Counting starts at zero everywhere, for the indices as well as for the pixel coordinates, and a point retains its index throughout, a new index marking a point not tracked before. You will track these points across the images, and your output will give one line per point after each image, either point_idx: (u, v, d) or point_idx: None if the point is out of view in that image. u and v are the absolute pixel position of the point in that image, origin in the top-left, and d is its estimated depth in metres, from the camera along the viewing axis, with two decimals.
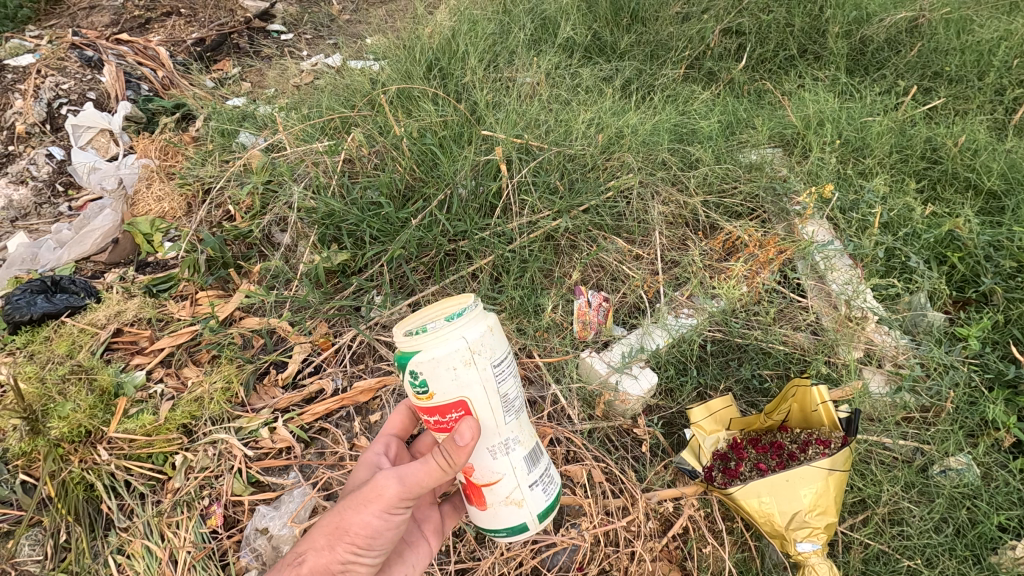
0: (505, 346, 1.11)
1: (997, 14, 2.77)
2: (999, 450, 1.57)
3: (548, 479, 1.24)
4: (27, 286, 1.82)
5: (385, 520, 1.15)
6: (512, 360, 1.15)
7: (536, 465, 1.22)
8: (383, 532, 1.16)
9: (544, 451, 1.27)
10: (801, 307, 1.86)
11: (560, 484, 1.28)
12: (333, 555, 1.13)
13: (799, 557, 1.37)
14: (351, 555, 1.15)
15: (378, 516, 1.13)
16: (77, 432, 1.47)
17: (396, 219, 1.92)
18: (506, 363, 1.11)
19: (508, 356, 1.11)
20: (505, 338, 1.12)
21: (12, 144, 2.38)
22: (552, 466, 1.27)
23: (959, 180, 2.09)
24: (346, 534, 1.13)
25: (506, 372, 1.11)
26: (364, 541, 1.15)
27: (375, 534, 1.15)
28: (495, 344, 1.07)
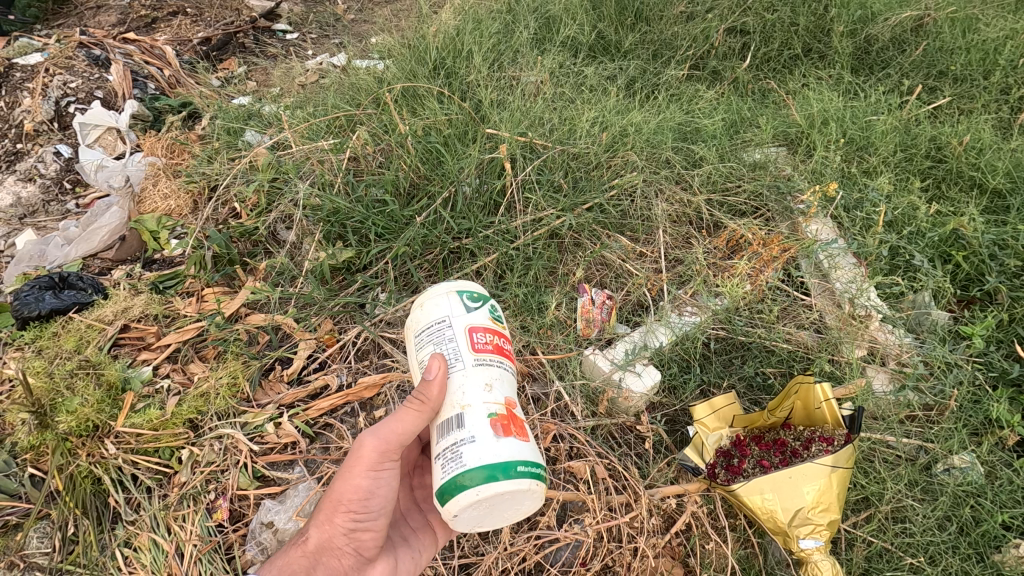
0: (432, 318, 1.22)
1: (1003, 13, 2.76)
2: (1003, 449, 1.57)
3: (451, 457, 1.08)
4: (35, 283, 1.83)
5: (375, 479, 1.21)
6: (437, 331, 1.21)
7: (448, 434, 1.11)
8: (377, 490, 1.21)
9: (467, 425, 1.10)
10: (804, 305, 1.87)
11: (466, 470, 1.05)
12: (335, 527, 1.20)
13: (802, 553, 1.37)
14: (352, 523, 1.21)
15: (365, 477, 1.19)
16: (85, 425, 1.50)
17: (400, 217, 1.92)
18: (426, 334, 1.22)
19: (426, 327, 1.22)
20: (438, 312, 1.23)
21: (21, 142, 2.40)
22: (468, 444, 1.08)
23: (964, 178, 2.09)
24: (339, 504, 1.19)
25: (425, 340, 1.22)
26: (359, 504, 1.20)
27: (368, 495, 1.21)
28: (421, 317, 1.25)
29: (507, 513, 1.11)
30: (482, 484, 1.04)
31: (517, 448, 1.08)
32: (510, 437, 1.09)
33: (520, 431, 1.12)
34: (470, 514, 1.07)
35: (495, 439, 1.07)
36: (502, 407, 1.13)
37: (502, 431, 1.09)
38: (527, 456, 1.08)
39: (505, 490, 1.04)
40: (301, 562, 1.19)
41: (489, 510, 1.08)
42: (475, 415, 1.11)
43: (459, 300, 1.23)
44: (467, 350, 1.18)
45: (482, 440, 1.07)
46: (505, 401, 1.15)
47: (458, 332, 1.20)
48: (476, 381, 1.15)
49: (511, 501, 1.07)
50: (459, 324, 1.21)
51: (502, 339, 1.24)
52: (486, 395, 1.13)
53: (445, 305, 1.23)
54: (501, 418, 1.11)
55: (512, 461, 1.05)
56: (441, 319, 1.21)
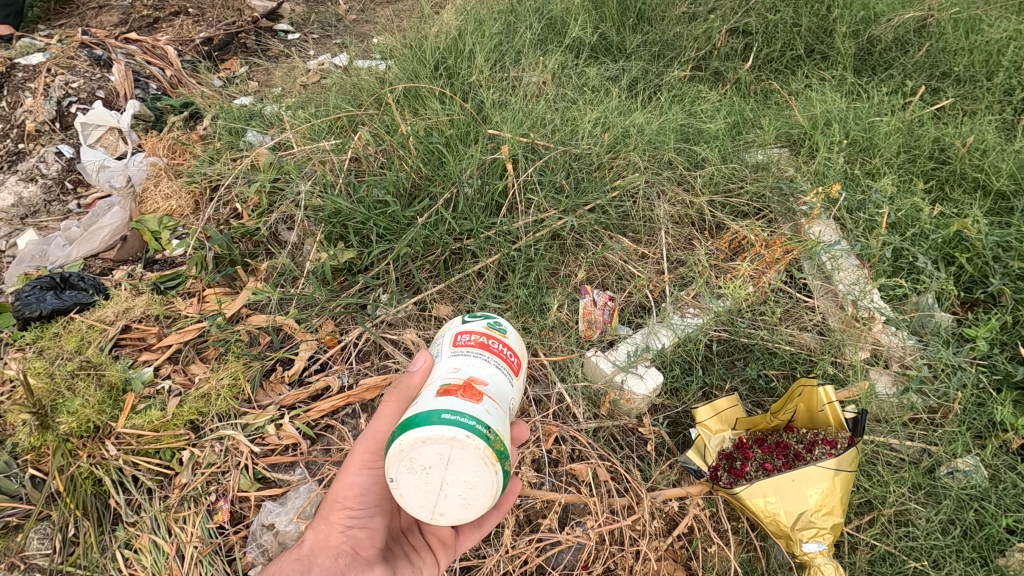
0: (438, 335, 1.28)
1: (1007, 14, 2.75)
2: (1008, 452, 1.56)
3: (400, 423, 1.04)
4: (37, 283, 1.84)
5: (370, 477, 1.21)
6: (435, 342, 1.25)
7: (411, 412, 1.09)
8: (371, 488, 1.21)
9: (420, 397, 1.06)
10: (807, 307, 1.87)
11: (398, 427, 1.00)
12: (330, 525, 1.18)
13: (805, 556, 1.36)
14: (348, 520, 1.19)
15: (360, 474, 1.20)
16: (86, 426, 1.50)
17: (402, 218, 1.92)
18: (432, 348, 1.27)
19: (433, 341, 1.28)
20: (441, 329, 1.27)
21: (23, 142, 2.40)
22: (410, 408, 1.03)
23: (968, 180, 2.08)
24: (335, 502, 1.19)
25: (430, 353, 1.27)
26: (354, 500, 1.20)
27: (362, 492, 1.21)
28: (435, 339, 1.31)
29: (458, 488, 0.97)
30: (406, 437, 0.96)
31: (449, 401, 0.98)
32: (449, 396, 1.00)
33: (468, 394, 1.01)
34: (409, 480, 0.97)
35: (431, 397, 1.01)
36: (459, 379, 1.05)
37: (443, 391, 1.02)
38: (460, 411, 0.97)
39: (424, 438, 0.94)
40: (293, 565, 1.13)
41: (430, 477, 0.97)
42: (429, 387, 1.06)
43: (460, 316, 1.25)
44: (446, 345, 1.16)
45: (420, 401, 1.02)
46: (467, 378, 1.06)
47: (448, 337, 1.20)
48: (446, 366, 1.11)
49: (445, 462, 0.95)
50: (451, 330, 1.21)
51: (495, 341, 1.17)
52: (447, 372, 1.08)
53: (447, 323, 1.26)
54: (450, 385, 1.03)
55: (435, 411, 0.96)
56: (442, 334, 1.25)
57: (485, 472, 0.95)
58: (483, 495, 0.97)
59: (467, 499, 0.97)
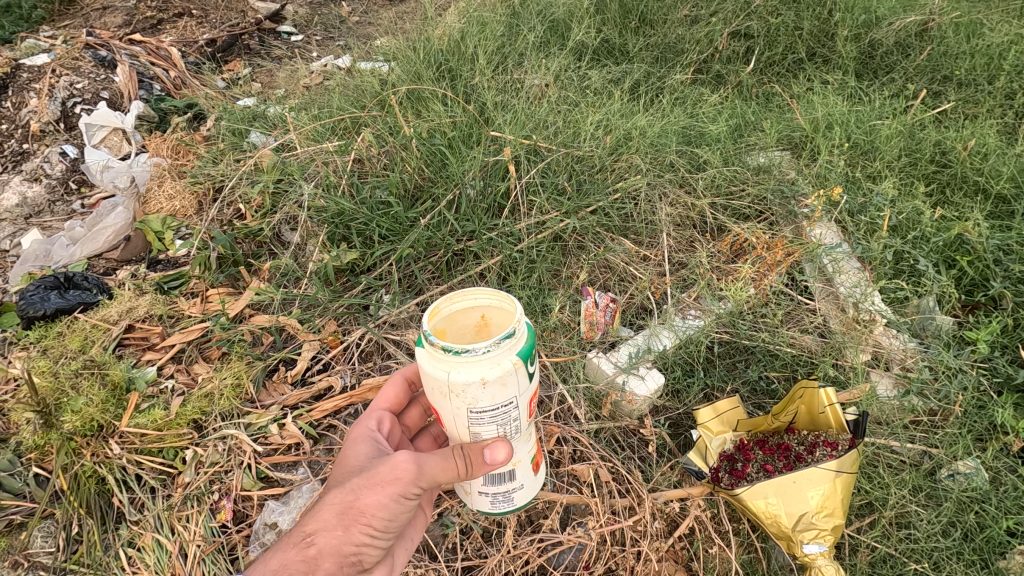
0: (496, 401, 0.98)
1: (1008, 18, 2.76)
2: (1009, 454, 1.55)
3: (502, 500, 1.16)
4: (41, 283, 1.85)
5: (400, 505, 1.10)
6: (503, 414, 1.01)
7: (498, 484, 1.13)
8: (399, 515, 1.12)
9: (517, 477, 1.14)
10: (808, 309, 1.88)
11: (514, 508, 1.19)
12: (347, 536, 1.08)
13: (806, 558, 1.36)
14: (365, 536, 1.09)
15: (394, 500, 1.09)
16: (89, 425, 1.51)
17: (404, 219, 1.93)
18: (489, 415, 1.00)
19: (490, 408, 0.98)
20: (504, 394, 0.97)
21: (27, 142, 2.42)
22: (519, 490, 1.17)
23: (969, 184, 2.08)
24: (361, 515, 1.08)
25: (486, 420, 1.01)
26: (379, 523, 1.09)
27: (391, 517, 1.10)
28: (480, 397, 0.96)
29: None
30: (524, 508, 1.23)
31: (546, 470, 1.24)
32: (541, 466, 1.22)
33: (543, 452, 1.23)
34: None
35: (535, 478, 1.20)
36: (539, 444, 1.19)
37: (538, 466, 1.20)
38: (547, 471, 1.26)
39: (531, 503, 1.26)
40: (298, 566, 1.04)
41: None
42: (523, 468, 1.14)
43: (526, 372, 0.98)
44: (526, 421, 1.07)
45: (527, 484, 1.18)
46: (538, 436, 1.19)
47: (523, 408, 1.03)
48: (526, 441, 1.11)
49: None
50: (526, 400, 1.02)
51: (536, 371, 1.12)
52: (532, 446, 1.14)
53: (512, 385, 0.98)
54: (538, 456, 1.19)
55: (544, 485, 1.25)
56: (507, 402, 0.99)
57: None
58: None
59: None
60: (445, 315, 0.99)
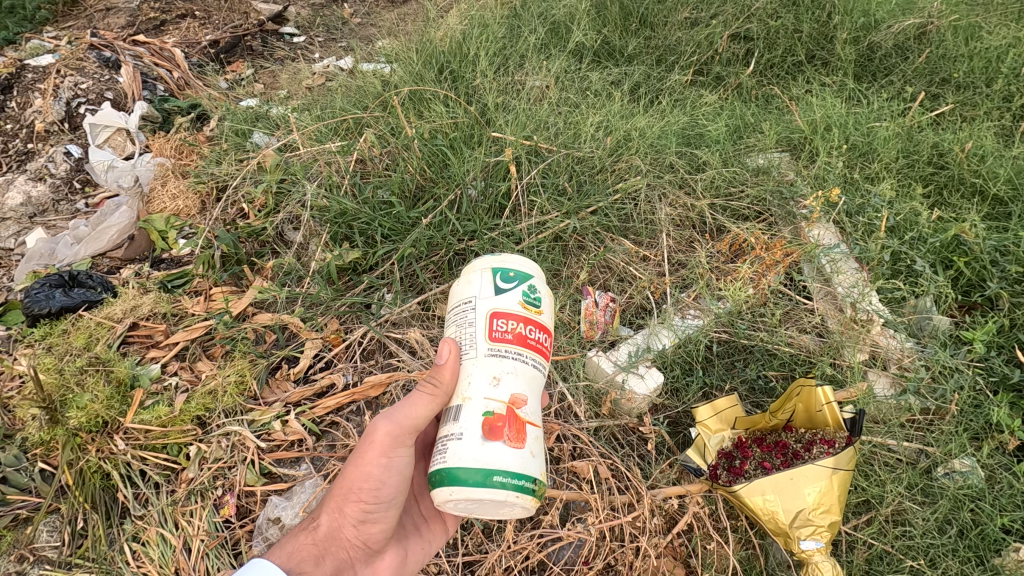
0: (461, 300, 1.18)
1: (1007, 21, 2.78)
2: (1003, 453, 1.57)
3: (440, 449, 1.08)
4: (46, 280, 1.87)
5: (386, 468, 1.20)
6: (462, 313, 1.16)
7: (445, 426, 1.12)
8: (387, 482, 1.21)
9: (460, 419, 1.09)
10: (806, 309, 1.90)
11: (446, 468, 1.05)
12: (345, 516, 1.21)
13: (803, 554, 1.38)
14: (362, 512, 1.21)
15: (377, 465, 1.19)
16: (94, 421, 1.53)
17: (406, 219, 1.95)
18: (453, 312, 1.19)
19: (456, 303, 1.19)
20: (467, 292, 1.17)
21: (32, 142, 2.44)
22: (455, 443, 1.06)
23: (966, 186, 2.10)
24: (350, 492, 1.20)
25: (452, 319, 1.19)
26: (369, 493, 1.21)
27: (378, 485, 1.21)
28: (455, 294, 1.21)
29: (497, 516, 1.10)
30: (459, 487, 1.03)
31: (501, 455, 1.03)
32: (497, 441, 1.05)
33: (513, 435, 1.07)
34: (451, 509, 1.08)
35: (478, 441, 1.05)
36: (502, 407, 1.09)
37: (490, 435, 1.05)
38: (509, 467, 1.03)
39: (476, 496, 1.02)
40: (308, 549, 1.19)
41: (477, 506, 1.07)
42: (471, 410, 1.09)
43: (490, 279, 1.15)
44: (482, 338, 1.13)
45: (467, 439, 1.05)
46: (509, 403, 1.09)
47: (480, 315, 1.14)
48: (482, 372, 1.11)
49: (491, 507, 1.06)
50: (482, 308, 1.14)
51: (529, 327, 1.14)
52: (488, 388, 1.10)
53: (474, 285, 1.16)
54: (494, 419, 1.07)
55: (491, 470, 1.02)
56: (467, 300, 1.16)
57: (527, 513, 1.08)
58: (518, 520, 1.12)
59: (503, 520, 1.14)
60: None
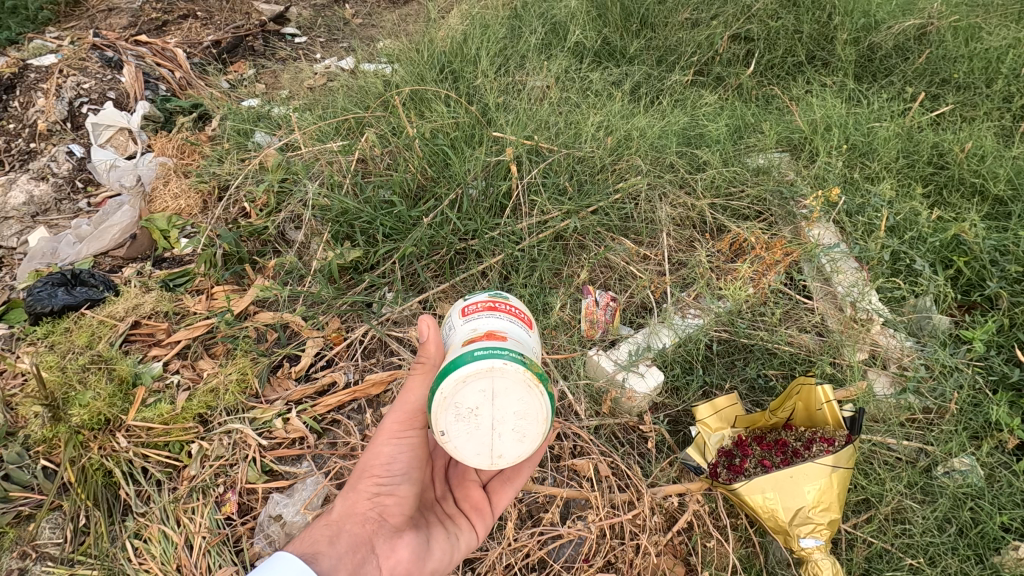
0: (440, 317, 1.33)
1: (1007, 22, 2.78)
2: (1003, 452, 1.58)
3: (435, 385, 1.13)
4: (49, 279, 1.87)
5: (397, 447, 1.22)
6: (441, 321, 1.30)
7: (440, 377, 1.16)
8: (400, 457, 1.23)
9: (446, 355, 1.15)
10: (806, 308, 1.90)
11: (438, 383, 1.08)
12: (358, 493, 1.19)
13: (803, 552, 1.39)
14: (376, 488, 1.20)
15: (387, 443, 1.22)
16: (97, 419, 1.54)
17: (407, 218, 1.96)
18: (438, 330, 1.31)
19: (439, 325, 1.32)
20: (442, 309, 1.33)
21: (34, 141, 2.45)
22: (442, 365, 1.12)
23: (966, 186, 2.11)
24: (364, 469, 1.21)
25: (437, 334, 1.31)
26: (382, 469, 1.21)
27: (390, 461, 1.22)
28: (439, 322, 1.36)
29: (509, 420, 1.06)
30: (447, 383, 1.05)
31: (479, 345, 1.09)
32: (475, 341, 1.10)
33: (491, 336, 1.11)
34: (458, 429, 1.06)
35: (458, 348, 1.11)
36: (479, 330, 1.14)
37: (468, 341, 1.11)
38: (490, 348, 1.07)
39: (465, 378, 1.04)
40: (323, 531, 1.14)
41: (478, 408, 1.05)
42: (452, 346, 1.15)
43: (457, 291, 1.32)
44: (455, 314, 1.22)
45: (451, 355, 1.11)
46: (486, 328, 1.15)
47: (452, 308, 1.27)
48: (459, 329, 1.19)
49: (491, 398, 1.04)
50: (454, 305, 1.26)
51: (499, 302, 1.21)
52: (464, 330, 1.16)
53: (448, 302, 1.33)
54: (471, 335, 1.13)
55: (470, 353, 1.06)
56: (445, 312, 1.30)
57: (529, 395, 1.05)
58: (534, 420, 1.06)
59: (520, 432, 1.07)
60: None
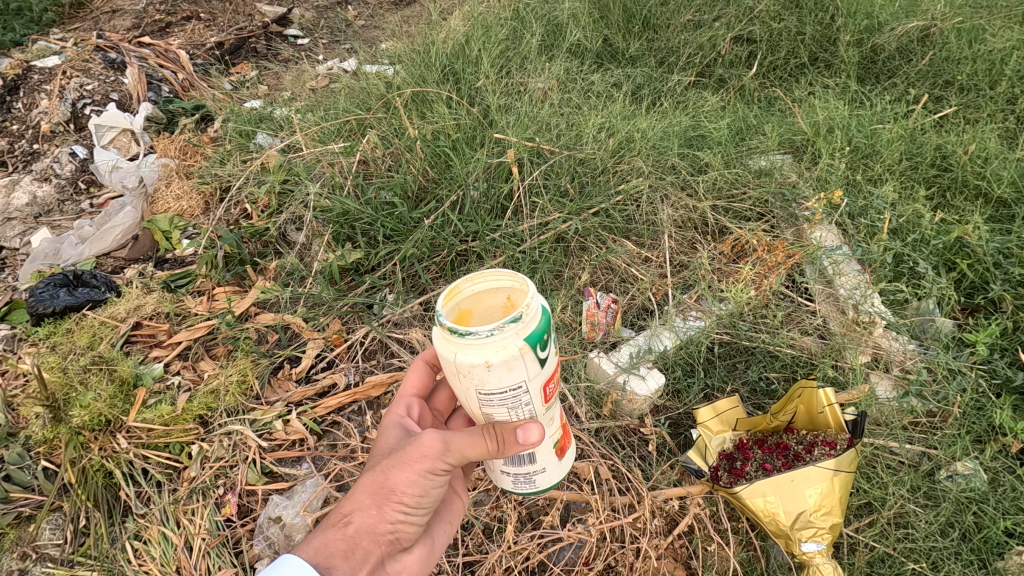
0: (505, 385, 0.94)
1: (1010, 23, 2.77)
2: (1007, 455, 1.56)
3: (524, 480, 1.13)
4: (51, 280, 1.88)
5: (432, 479, 1.10)
6: (513, 398, 0.97)
7: (519, 466, 1.11)
8: (432, 488, 1.11)
9: (538, 460, 1.10)
10: (809, 311, 1.89)
11: (540, 491, 1.16)
12: (383, 515, 1.08)
13: (804, 556, 1.38)
14: (401, 513, 1.09)
15: (424, 475, 1.08)
16: (97, 420, 1.55)
17: (409, 220, 1.97)
18: (496, 398, 0.96)
19: (498, 390, 0.95)
20: (512, 379, 0.94)
21: (38, 142, 2.45)
22: (542, 474, 1.13)
23: (970, 187, 2.09)
24: (393, 492, 1.08)
25: (495, 402, 0.98)
26: (412, 499, 1.09)
27: (423, 492, 1.10)
28: (487, 380, 0.93)
29: None
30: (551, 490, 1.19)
31: (573, 456, 1.19)
32: (568, 450, 1.17)
33: (571, 435, 1.18)
34: None
35: (558, 462, 1.15)
36: (562, 429, 1.13)
37: (562, 452, 1.15)
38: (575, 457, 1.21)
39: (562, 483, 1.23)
40: (338, 545, 1.05)
41: None
42: (545, 452, 1.10)
43: (535, 357, 0.93)
44: (541, 405, 1.03)
45: (552, 469, 1.13)
46: (562, 420, 1.14)
47: (536, 394, 0.99)
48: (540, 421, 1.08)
49: None
50: (537, 386, 0.98)
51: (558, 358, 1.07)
52: (552, 430, 1.09)
53: (520, 370, 0.93)
54: (561, 442, 1.14)
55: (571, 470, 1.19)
56: (517, 386, 0.95)
57: None
58: None
59: None
60: (470, 303, 0.96)
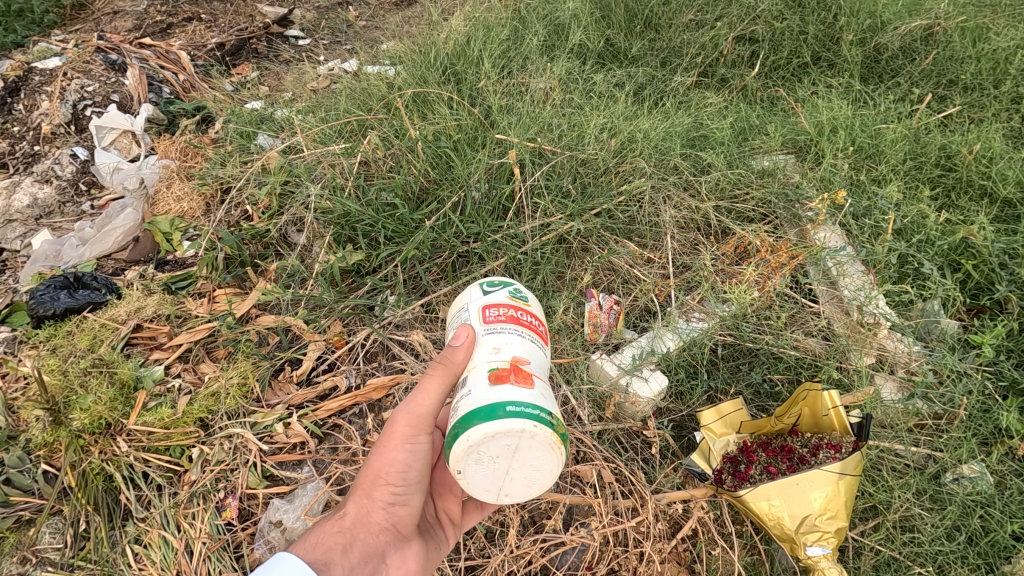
0: (457, 308, 1.30)
1: (1015, 22, 2.75)
2: (1013, 458, 1.55)
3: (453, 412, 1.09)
4: (52, 282, 1.87)
5: (411, 452, 1.19)
6: (458, 316, 1.27)
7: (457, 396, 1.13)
8: (415, 464, 1.20)
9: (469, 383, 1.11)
10: (812, 312, 1.87)
11: (459, 420, 1.05)
12: (373, 501, 1.17)
13: (809, 560, 1.37)
14: (390, 497, 1.18)
15: (402, 449, 1.18)
16: (97, 423, 1.53)
17: (410, 221, 1.96)
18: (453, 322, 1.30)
19: (454, 315, 1.30)
20: (460, 302, 1.30)
21: (38, 144, 2.44)
22: (466, 396, 1.08)
23: (974, 188, 2.08)
24: (379, 476, 1.17)
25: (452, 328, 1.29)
26: (397, 477, 1.18)
27: (406, 468, 1.19)
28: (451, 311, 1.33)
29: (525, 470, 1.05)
30: (475, 428, 1.01)
31: (511, 393, 1.04)
32: (506, 385, 1.05)
33: (521, 378, 1.07)
34: (477, 471, 1.05)
35: (486, 386, 1.06)
36: (507, 363, 1.10)
37: (497, 380, 1.06)
38: (520, 401, 1.03)
39: (494, 433, 1.00)
40: (336, 538, 1.12)
41: (501, 459, 1.03)
42: (477, 373, 1.11)
43: (478, 287, 1.28)
44: (477, 322, 1.20)
45: (476, 391, 1.06)
46: (512, 360, 1.11)
47: (473, 311, 1.24)
48: (483, 348, 1.15)
49: (513, 451, 1.02)
50: (475, 304, 1.25)
51: (520, 312, 1.23)
52: (489, 353, 1.13)
53: (467, 294, 1.29)
54: (500, 370, 1.08)
55: (501, 403, 1.02)
56: (462, 306, 1.28)
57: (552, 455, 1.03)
58: (546, 475, 1.06)
59: (532, 480, 1.07)
60: None
